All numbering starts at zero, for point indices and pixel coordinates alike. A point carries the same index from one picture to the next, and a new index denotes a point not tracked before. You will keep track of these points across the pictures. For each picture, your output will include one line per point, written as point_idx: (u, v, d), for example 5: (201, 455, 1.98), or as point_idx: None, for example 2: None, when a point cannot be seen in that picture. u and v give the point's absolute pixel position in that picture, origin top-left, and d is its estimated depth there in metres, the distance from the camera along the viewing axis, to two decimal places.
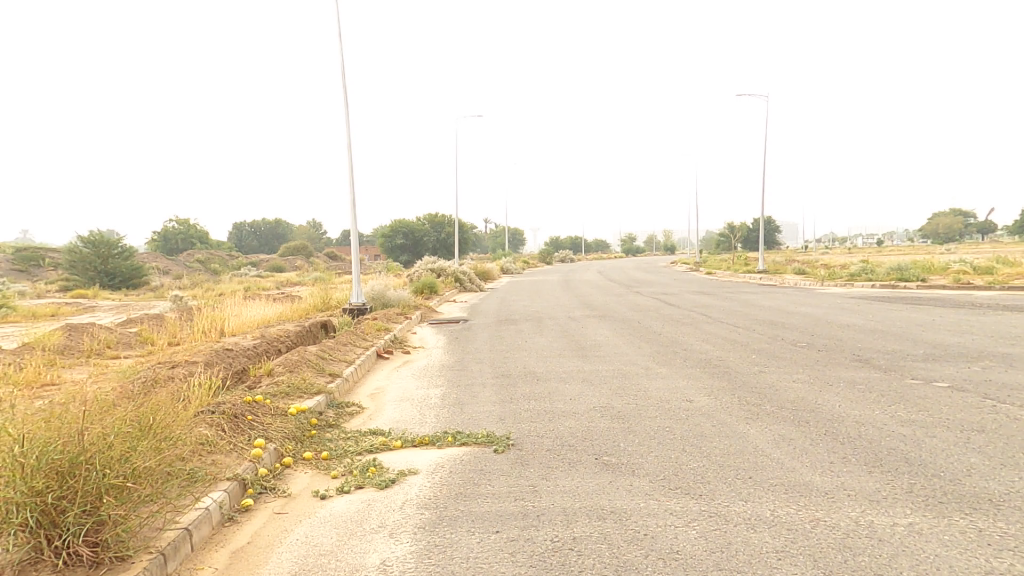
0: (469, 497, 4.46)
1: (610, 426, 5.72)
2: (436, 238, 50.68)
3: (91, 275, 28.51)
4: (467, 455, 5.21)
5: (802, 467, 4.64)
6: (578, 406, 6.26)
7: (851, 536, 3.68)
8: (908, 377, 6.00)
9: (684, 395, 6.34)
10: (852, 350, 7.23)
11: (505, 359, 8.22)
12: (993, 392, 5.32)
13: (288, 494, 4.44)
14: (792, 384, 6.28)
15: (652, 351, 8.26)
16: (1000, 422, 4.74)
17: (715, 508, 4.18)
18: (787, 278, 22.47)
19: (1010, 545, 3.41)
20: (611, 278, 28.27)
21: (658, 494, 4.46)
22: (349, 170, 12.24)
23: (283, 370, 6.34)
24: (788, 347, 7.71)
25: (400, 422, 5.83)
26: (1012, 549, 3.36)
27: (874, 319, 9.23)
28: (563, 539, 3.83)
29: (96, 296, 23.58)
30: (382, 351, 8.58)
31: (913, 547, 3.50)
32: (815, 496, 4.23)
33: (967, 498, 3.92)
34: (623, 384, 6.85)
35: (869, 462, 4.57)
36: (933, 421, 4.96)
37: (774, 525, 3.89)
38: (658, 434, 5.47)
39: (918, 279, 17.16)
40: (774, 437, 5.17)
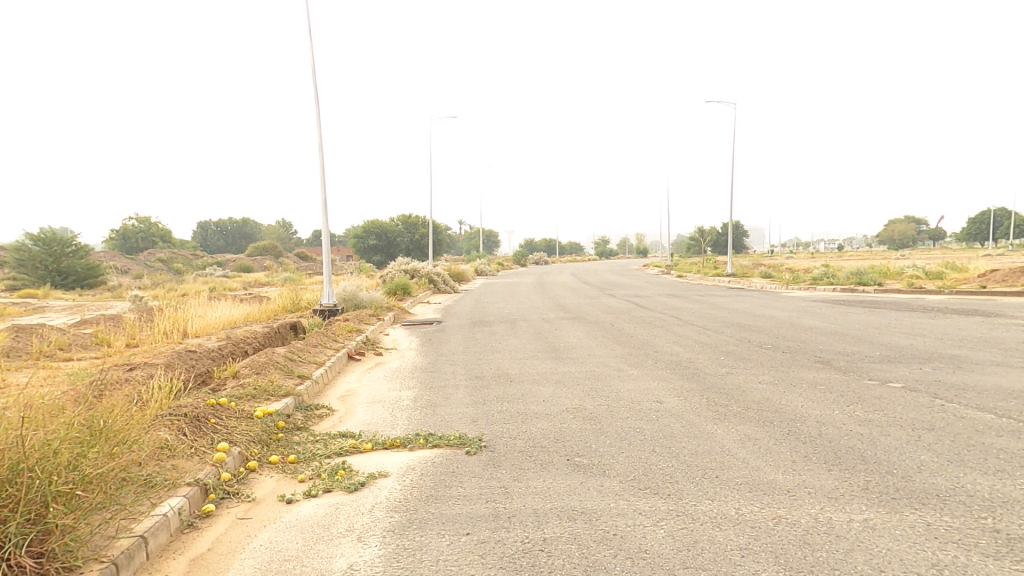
0: (440, 500, 4.43)
1: (582, 427, 5.76)
2: (411, 238, 50.45)
3: (41, 273, 27.30)
4: (439, 457, 5.18)
5: (766, 465, 4.77)
6: (551, 407, 6.30)
7: (810, 533, 3.79)
8: (865, 377, 6.23)
9: (654, 396, 6.44)
10: (814, 352, 7.46)
11: (480, 361, 8.21)
12: (942, 392, 5.56)
13: (253, 499, 4.33)
14: (757, 385, 6.44)
15: (625, 353, 8.37)
16: (948, 421, 4.96)
17: (683, 508, 4.26)
18: (754, 282, 23.08)
19: (956, 537, 3.56)
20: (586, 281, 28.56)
21: (628, 494, 4.52)
22: (321, 169, 12.04)
23: (249, 372, 6.19)
24: (754, 349, 7.91)
25: (371, 424, 5.76)
26: (957, 542, 3.51)
27: (835, 321, 9.56)
28: (534, 540, 3.84)
29: (46, 296, 22.59)
30: (354, 353, 8.48)
31: (867, 542, 3.63)
32: (778, 494, 4.35)
33: (917, 493, 4.09)
34: (596, 386, 6.92)
35: (828, 461, 4.71)
36: (887, 420, 5.16)
37: (738, 523, 3.99)
38: (629, 435, 5.54)
39: (876, 283, 17.83)
40: (740, 437, 5.29)
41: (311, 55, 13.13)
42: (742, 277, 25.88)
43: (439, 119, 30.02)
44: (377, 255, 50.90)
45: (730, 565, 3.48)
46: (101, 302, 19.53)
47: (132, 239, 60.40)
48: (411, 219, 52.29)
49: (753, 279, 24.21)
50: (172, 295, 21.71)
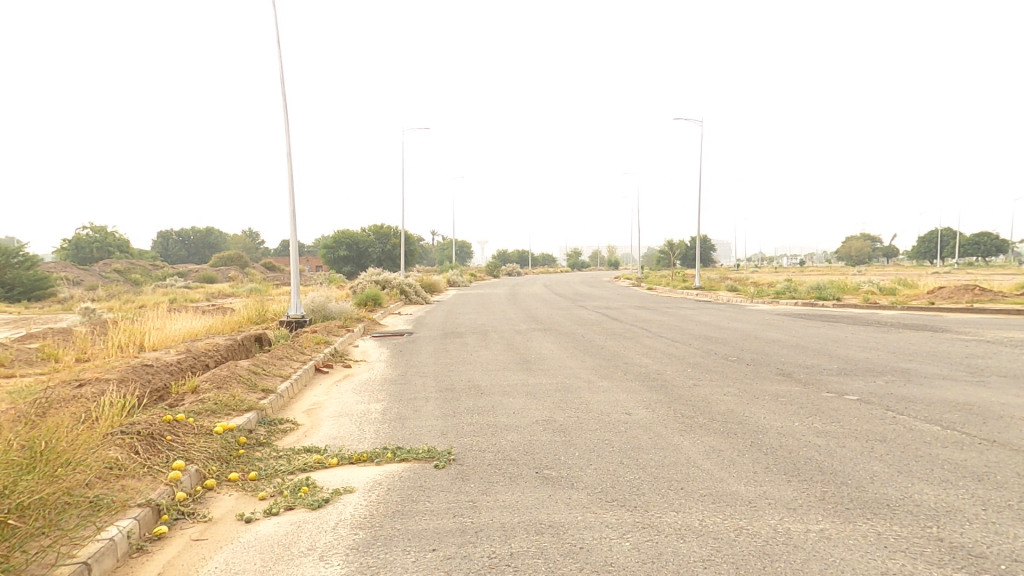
0: (406, 516, 4.37)
1: (551, 439, 5.78)
2: (381, 248, 50.02)
3: None
4: (406, 471, 5.12)
5: (729, 477, 4.87)
6: (522, 419, 6.30)
7: (770, 544, 3.88)
8: (823, 390, 6.43)
9: (623, 408, 6.51)
10: (776, 364, 7.68)
11: (452, 373, 8.17)
12: (893, 403, 5.80)
13: (210, 519, 4.19)
14: (722, 397, 6.57)
15: (595, 364, 8.45)
16: (899, 432, 5.15)
17: (648, 520, 4.31)
18: (722, 294, 23.69)
19: (904, 546, 3.70)
20: (560, 292, 28.80)
21: (595, 506, 4.55)
22: (291, 175, 11.84)
23: (209, 386, 6.02)
24: (720, 361, 8.09)
25: (337, 438, 5.65)
26: (904, 551, 3.64)
27: (797, 334, 9.88)
28: (501, 555, 3.83)
29: None
30: (322, 365, 8.32)
31: (823, 551, 3.73)
32: (740, 505, 4.44)
33: (869, 503, 4.24)
34: (566, 397, 6.96)
35: (787, 472, 4.84)
36: (843, 431, 5.33)
37: (702, 535, 4.05)
38: (598, 447, 5.58)
39: (835, 297, 18.52)
40: (705, 448, 5.38)
41: (282, 62, 13.02)
42: (709, 290, 26.56)
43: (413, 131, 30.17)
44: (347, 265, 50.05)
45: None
46: (48, 315, 18.60)
47: (91, 244, 58.02)
48: (382, 228, 51.81)
49: (721, 292, 24.86)
50: (129, 306, 20.87)
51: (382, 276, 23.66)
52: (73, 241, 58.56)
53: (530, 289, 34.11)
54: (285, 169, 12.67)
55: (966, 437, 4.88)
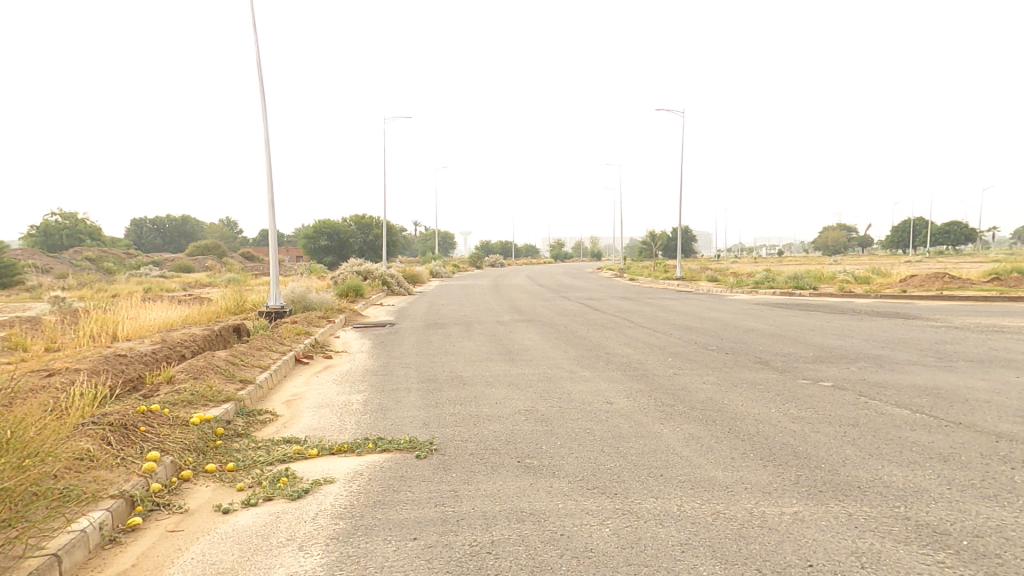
0: (387, 505, 4.37)
1: (533, 428, 5.80)
2: (363, 239, 49.64)
3: None
4: (387, 461, 5.10)
5: (707, 463, 4.93)
6: (504, 409, 6.31)
7: (746, 527, 3.94)
8: (799, 377, 6.55)
9: (605, 397, 6.56)
10: (754, 353, 7.78)
11: (435, 363, 8.16)
12: (867, 390, 5.91)
13: (186, 510, 4.13)
14: (702, 385, 6.66)
15: (577, 355, 8.49)
16: (871, 417, 5.27)
17: (628, 506, 4.35)
18: (701, 285, 23.94)
19: (873, 526, 3.79)
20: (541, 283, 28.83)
21: (577, 494, 4.58)
22: (270, 165, 11.64)
23: (186, 377, 5.94)
24: (700, 350, 8.18)
25: (317, 429, 5.60)
26: (874, 531, 3.72)
27: (774, 323, 10.04)
28: (482, 543, 3.84)
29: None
30: (303, 356, 8.26)
31: (797, 533, 3.80)
32: (717, 490, 4.51)
33: (841, 485, 4.34)
34: (548, 388, 6.98)
35: (764, 457, 4.92)
36: (817, 417, 5.43)
37: (680, 520, 4.11)
38: (579, 435, 5.62)
39: (812, 287, 18.78)
40: (685, 436, 5.44)
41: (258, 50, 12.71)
42: (689, 281, 26.77)
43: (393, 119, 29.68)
44: (327, 257, 49.67)
45: (669, 560, 3.58)
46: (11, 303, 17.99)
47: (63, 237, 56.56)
48: (363, 219, 51.35)
49: (700, 282, 25.13)
50: (100, 296, 20.39)
51: (363, 267, 23.43)
52: (45, 233, 56.87)
53: (511, 280, 34.22)
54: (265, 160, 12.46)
55: (934, 421, 5.00)
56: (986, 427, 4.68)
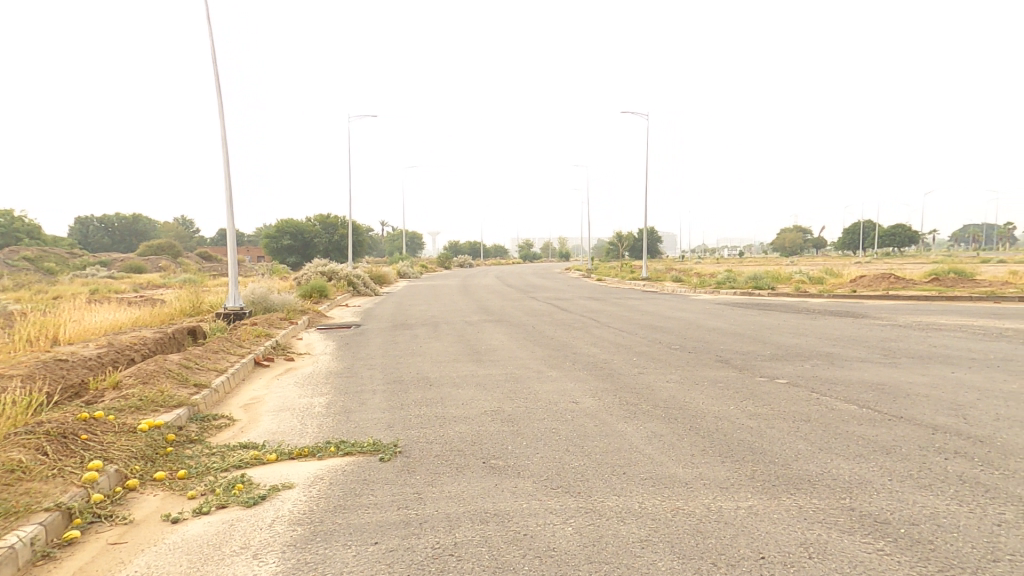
0: (347, 509, 4.29)
1: (499, 429, 5.79)
2: (326, 239, 48.33)
3: None
4: (349, 464, 5.01)
5: (669, 460, 5.03)
6: (470, 410, 6.29)
7: (703, 522, 4.04)
8: (757, 374, 6.75)
9: (570, 397, 6.61)
10: (715, 351, 7.99)
11: (401, 365, 8.08)
12: (819, 385, 6.14)
13: (131, 521, 3.95)
14: (666, 384, 6.79)
15: (545, 355, 8.54)
16: (822, 412, 5.47)
17: (591, 504, 4.40)
18: (666, 285, 24.57)
19: (820, 517, 3.94)
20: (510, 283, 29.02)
21: (541, 494, 4.60)
22: (227, 163, 11.29)
23: (133, 383, 5.72)
24: (664, 350, 8.35)
25: (276, 434, 5.47)
26: (823, 522, 3.86)
27: (735, 322, 10.35)
28: (445, 545, 3.81)
29: None
30: (262, 358, 8.06)
31: (751, 527, 3.91)
32: (677, 486, 4.60)
33: (793, 479, 4.49)
34: (515, 388, 6.99)
35: (722, 453, 5.05)
36: (773, 413, 5.60)
37: (641, 516, 4.18)
38: (545, 435, 5.65)
39: (770, 287, 19.52)
40: (648, 434, 5.53)
41: (214, 42, 12.27)
42: (654, 280, 27.47)
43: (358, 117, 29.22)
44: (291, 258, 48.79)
45: (629, 557, 3.63)
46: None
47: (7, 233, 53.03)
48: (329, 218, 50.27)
49: (665, 282, 25.81)
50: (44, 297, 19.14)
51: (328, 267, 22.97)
52: None
53: (478, 281, 34.30)
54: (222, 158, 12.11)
55: (878, 414, 5.25)
56: (924, 420, 4.94)
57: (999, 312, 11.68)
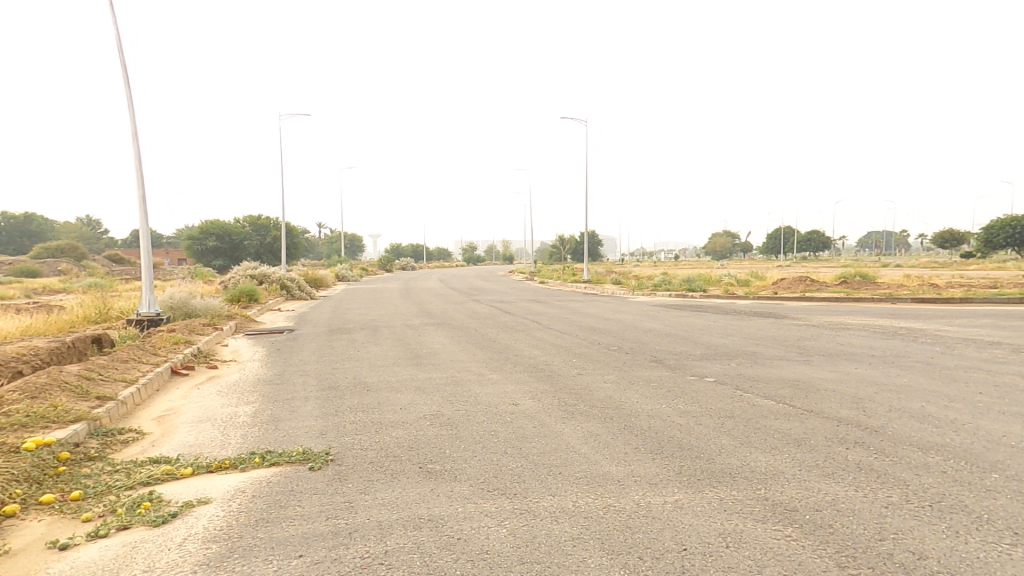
0: (270, 523, 4.07)
1: (438, 433, 5.74)
2: (258, 243, 46.56)
3: None
4: (275, 475, 4.79)
5: (603, 459, 5.15)
6: (408, 415, 6.20)
7: (632, 517, 4.15)
8: (688, 373, 7.06)
9: (510, 399, 6.65)
10: (650, 352, 8.29)
11: (337, 371, 7.86)
12: (742, 382, 6.51)
13: (11, 551, 3.57)
14: (603, 384, 6.97)
15: (486, 357, 8.57)
16: (744, 408, 5.79)
17: (526, 505, 4.42)
18: (606, 287, 25.46)
19: (738, 507, 4.14)
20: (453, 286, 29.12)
21: (476, 497, 4.58)
22: (136, 161, 10.56)
23: (19, 398, 5.24)
24: (603, 351, 8.57)
25: (193, 446, 5.18)
26: (741, 512, 4.06)
27: (668, 323, 10.86)
28: (375, 554, 3.71)
29: None
30: (180, 366, 7.66)
31: (676, 521, 4.05)
32: (610, 484, 4.71)
33: (716, 472, 4.71)
34: (454, 391, 6.96)
35: (653, 450, 5.23)
36: (700, 410, 5.87)
37: (574, 515, 4.24)
38: (483, 438, 5.64)
39: (703, 288, 20.71)
40: (584, 434, 5.64)
41: (119, 32, 11.40)
42: (593, 283, 28.31)
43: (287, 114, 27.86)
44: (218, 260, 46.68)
45: (560, 556, 3.67)
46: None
47: None
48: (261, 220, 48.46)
49: (605, 284, 26.73)
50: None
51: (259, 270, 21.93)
52: None
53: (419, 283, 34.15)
54: (133, 157, 11.52)
55: (791, 409, 5.63)
56: (831, 413, 5.39)
57: (896, 312, 13.08)
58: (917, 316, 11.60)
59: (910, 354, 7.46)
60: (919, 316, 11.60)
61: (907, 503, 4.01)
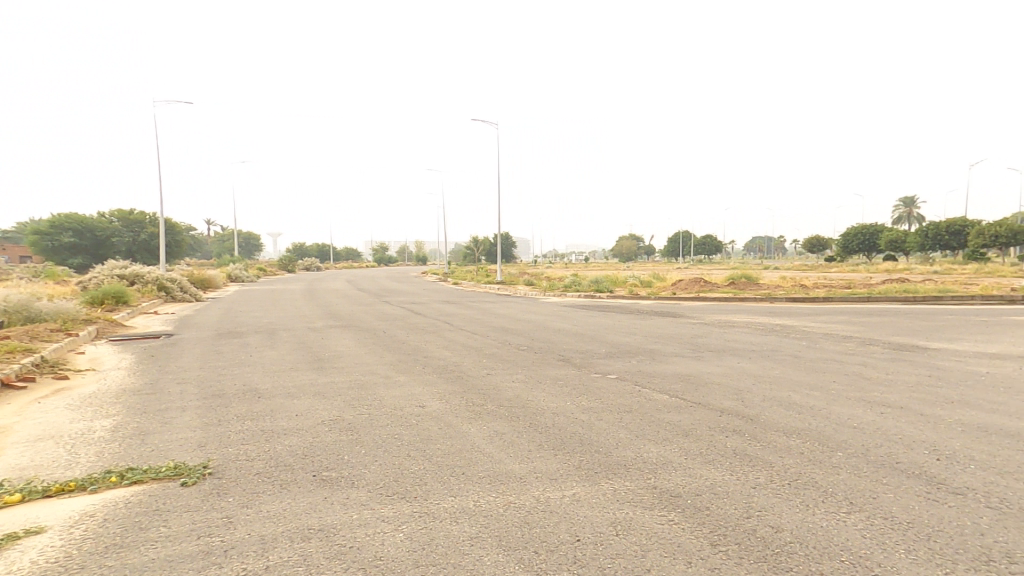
0: (123, 548, 3.60)
1: (337, 439, 5.52)
2: (129, 239, 42.24)
3: None
4: (134, 495, 4.33)
5: (506, 457, 5.22)
6: (304, 421, 5.91)
7: (531, 513, 4.21)
8: (592, 371, 7.40)
9: (417, 401, 6.57)
10: (559, 351, 8.59)
11: (223, 378, 7.36)
12: (641, 378, 6.94)
13: None
14: (511, 383, 7.10)
15: (395, 360, 8.45)
16: (640, 402, 6.16)
17: (425, 507, 4.33)
18: (518, 287, 26.39)
19: (628, 497, 4.37)
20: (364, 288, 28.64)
21: (375, 502, 4.39)
22: None
23: None
24: (513, 351, 8.76)
25: (22, 469, 4.58)
26: (629, 501, 4.29)
27: (578, 323, 11.27)
28: (253, 571, 3.40)
29: None
30: (16, 378, 6.74)
31: (572, 513, 4.16)
32: (511, 481, 4.78)
33: (611, 465, 4.94)
34: (358, 395, 6.76)
35: (555, 446, 5.40)
36: (602, 406, 6.14)
37: (473, 515, 4.22)
38: (385, 442, 5.50)
39: (609, 288, 22.22)
40: (490, 433, 5.69)
41: None
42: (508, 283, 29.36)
43: (164, 105, 26.55)
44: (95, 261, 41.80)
45: (456, 556, 3.64)
46: None
47: None
48: (129, 216, 44.09)
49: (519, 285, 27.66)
50: None
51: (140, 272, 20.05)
52: None
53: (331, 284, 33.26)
54: None
55: (682, 402, 6.05)
56: (714, 405, 5.89)
57: (776, 309, 14.84)
58: (792, 313, 13.21)
59: (780, 350, 8.45)
60: (794, 313, 13.22)
61: (773, 483, 4.45)
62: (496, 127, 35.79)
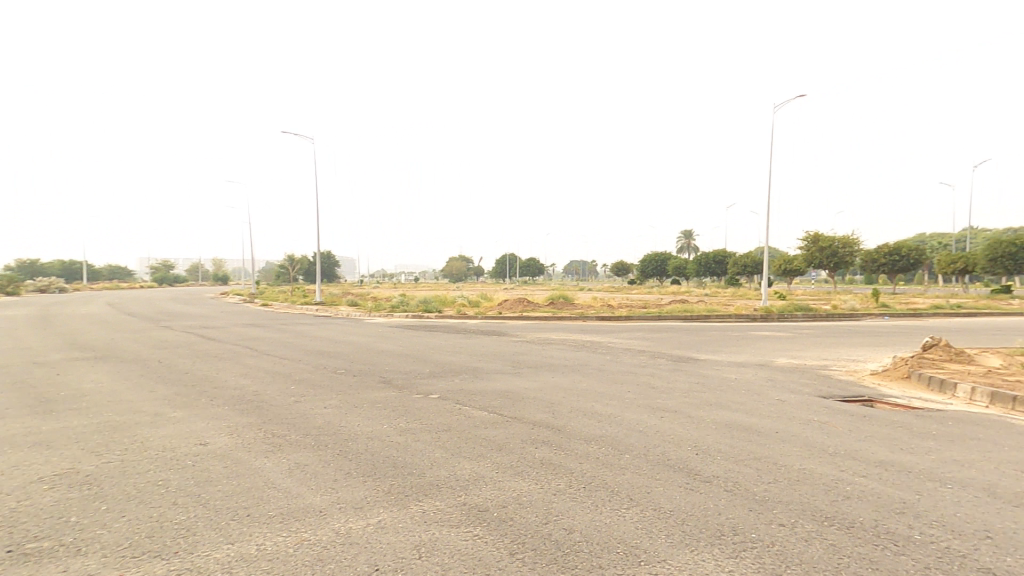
0: None
1: (64, 496, 4.52)
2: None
3: None
4: None
5: (307, 491, 4.79)
6: (7, 482, 4.77)
7: (327, 548, 3.84)
8: (413, 392, 7.63)
9: (198, 440, 5.87)
10: (379, 373, 8.78)
11: None
12: (459, 396, 7.40)
13: None
14: (321, 410, 6.89)
15: (171, 395, 7.68)
16: (459, 419, 6.44)
17: (190, 563, 3.63)
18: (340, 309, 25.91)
19: (436, 517, 4.32)
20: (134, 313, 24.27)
21: (109, 569, 3.53)
22: None
23: None
24: (328, 375, 8.71)
25: None
26: (435, 521, 4.25)
27: (421, 346, 11.40)
28: None
29: None
30: None
31: (373, 542, 3.93)
32: (309, 517, 4.35)
33: (422, 487, 4.90)
34: (113, 436, 5.98)
35: (365, 473, 5.19)
36: (422, 427, 6.27)
37: (255, 561, 3.68)
38: (142, 491, 4.70)
39: (437, 308, 23.49)
40: (289, 467, 5.26)
41: None
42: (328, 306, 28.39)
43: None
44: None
45: None
46: None
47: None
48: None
49: (339, 308, 26.43)
50: None
51: None
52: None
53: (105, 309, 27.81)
54: None
55: (498, 418, 6.44)
56: (528, 418, 6.34)
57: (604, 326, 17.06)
58: (613, 329, 15.41)
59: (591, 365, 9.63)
60: (615, 329, 15.44)
61: (570, 488, 4.87)
62: (310, 140, 32.53)
